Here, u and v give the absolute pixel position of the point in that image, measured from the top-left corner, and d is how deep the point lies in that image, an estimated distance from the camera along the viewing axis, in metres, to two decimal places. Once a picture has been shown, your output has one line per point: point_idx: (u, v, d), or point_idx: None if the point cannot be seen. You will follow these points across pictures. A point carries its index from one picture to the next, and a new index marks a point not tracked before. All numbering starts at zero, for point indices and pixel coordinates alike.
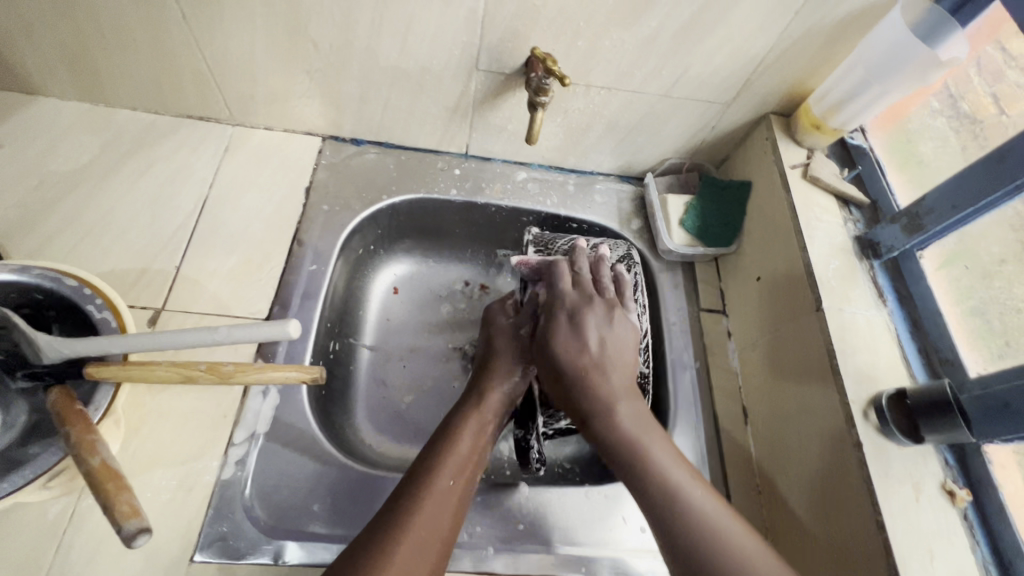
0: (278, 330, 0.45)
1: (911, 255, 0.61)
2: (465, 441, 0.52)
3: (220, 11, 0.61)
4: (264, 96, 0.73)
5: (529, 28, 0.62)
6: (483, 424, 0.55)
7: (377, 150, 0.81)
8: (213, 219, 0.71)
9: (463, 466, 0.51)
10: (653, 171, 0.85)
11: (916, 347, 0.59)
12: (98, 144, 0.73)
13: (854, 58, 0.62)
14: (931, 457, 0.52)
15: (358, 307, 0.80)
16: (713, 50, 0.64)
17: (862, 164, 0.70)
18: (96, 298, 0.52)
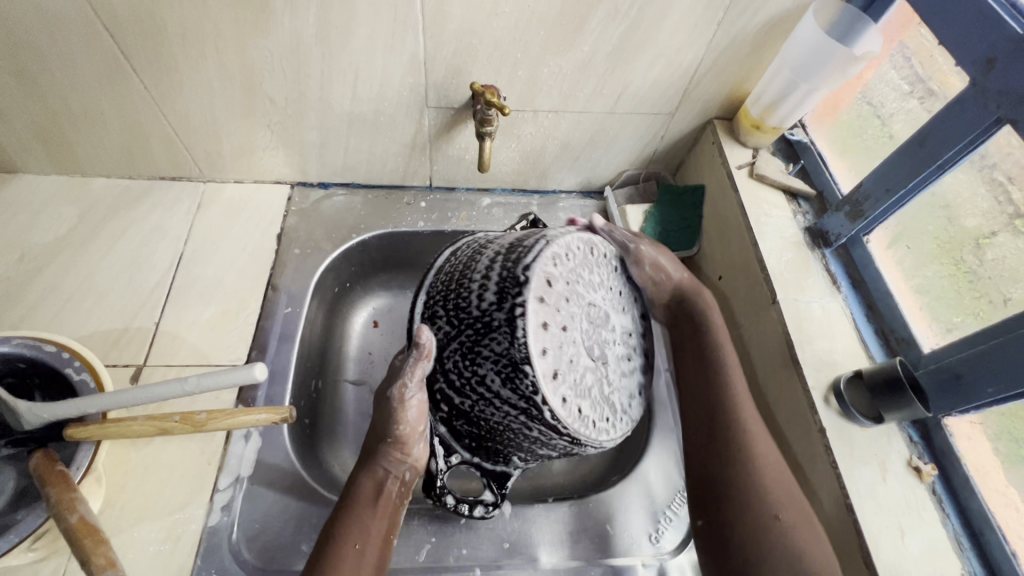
0: (246, 375, 0.47)
1: (859, 240, 0.63)
2: (366, 509, 0.50)
3: (178, 79, 0.65)
4: (229, 151, 0.77)
5: (470, 64, 0.66)
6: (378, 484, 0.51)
7: (345, 191, 0.84)
8: (189, 273, 0.74)
9: (370, 542, 0.48)
10: (613, 184, 0.87)
11: (873, 329, 0.60)
12: (76, 213, 0.76)
13: (780, 60, 0.65)
14: (896, 435, 0.54)
15: (340, 343, 0.82)
16: (647, 66, 0.67)
17: (805, 157, 0.73)
18: (74, 361, 0.54)
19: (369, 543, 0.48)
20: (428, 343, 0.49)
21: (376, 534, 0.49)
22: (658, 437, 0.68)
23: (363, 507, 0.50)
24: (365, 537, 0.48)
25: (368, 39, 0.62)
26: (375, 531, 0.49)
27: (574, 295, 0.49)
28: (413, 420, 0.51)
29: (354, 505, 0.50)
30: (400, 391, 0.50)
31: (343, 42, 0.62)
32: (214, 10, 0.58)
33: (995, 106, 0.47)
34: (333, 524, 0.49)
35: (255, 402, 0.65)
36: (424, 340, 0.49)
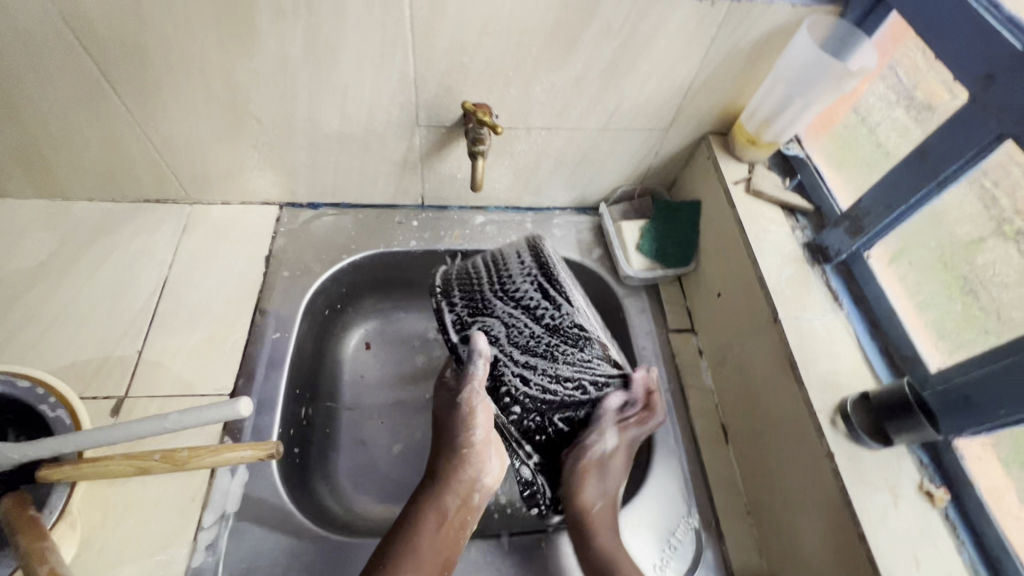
0: (229, 410, 0.45)
1: (860, 256, 0.61)
2: (433, 534, 0.53)
3: (162, 99, 0.64)
4: (216, 173, 0.75)
5: (461, 83, 0.64)
6: (444, 508, 0.55)
7: (334, 212, 0.83)
8: (174, 299, 0.72)
9: (436, 556, 0.52)
10: (607, 201, 0.86)
11: (877, 347, 0.59)
12: (57, 238, 0.74)
13: (775, 75, 0.65)
14: (906, 458, 0.52)
15: (331, 367, 0.80)
16: (641, 82, 0.67)
17: (801, 172, 0.72)
18: (49, 397, 0.52)
19: (430, 564, 0.51)
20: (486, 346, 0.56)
21: (447, 546, 0.53)
22: (660, 462, 0.66)
23: (432, 527, 0.53)
24: (431, 559, 0.52)
25: (357, 58, 0.60)
26: (446, 547, 0.53)
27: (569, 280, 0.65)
28: (483, 430, 0.57)
29: (419, 530, 0.53)
30: (469, 399, 0.57)
31: (331, 62, 0.61)
32: (198, 30, 0.56)
33: (995, 122, 0.46)
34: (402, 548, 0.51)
35: (242, 433, 0.63)
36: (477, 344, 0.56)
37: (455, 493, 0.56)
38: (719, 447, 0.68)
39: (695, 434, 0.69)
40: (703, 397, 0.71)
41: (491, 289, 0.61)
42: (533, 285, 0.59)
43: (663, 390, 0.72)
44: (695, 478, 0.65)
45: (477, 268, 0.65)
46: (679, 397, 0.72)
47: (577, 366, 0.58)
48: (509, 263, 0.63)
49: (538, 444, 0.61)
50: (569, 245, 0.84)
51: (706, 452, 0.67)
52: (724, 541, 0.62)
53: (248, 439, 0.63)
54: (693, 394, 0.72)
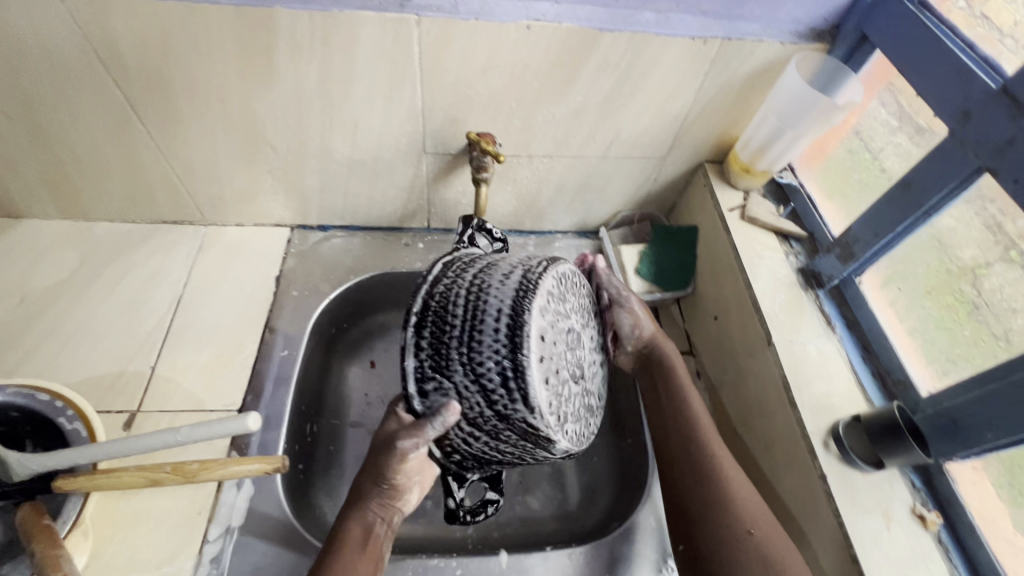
0: (239, 424, 0.47)
1: (851, 281, 0.63)
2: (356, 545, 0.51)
3: (183, 127, 0.67)
4: (231, 196, 0.78)
5: (466, 113, 0.68)
6: (369, 526, 0.53)
7: (343, 234, 0.86)
8: (187, 317, 0.74)
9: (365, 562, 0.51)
10: (607, 225, 0.89)
11: (870, 370, 0.60)
12: (78, 257, 0.77)
13: (767, 108, 0.68)
14: (898, 481, 0.53)
15: (336, 385, 0.81)
16: (638, 113, 0.70)
17: (794, 200, 0.74)
18: (67, 410, 0.54)
19: None
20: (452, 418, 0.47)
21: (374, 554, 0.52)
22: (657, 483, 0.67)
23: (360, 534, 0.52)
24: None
25: (368, 90, 0.64)
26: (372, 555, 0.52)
27: (559, 337, 0.50)
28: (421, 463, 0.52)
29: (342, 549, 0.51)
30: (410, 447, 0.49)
31: (344, 94, 0.64)
32: (220, 65, 0.60)
33: (974, 156, 0.48)
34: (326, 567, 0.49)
35: (248, 448, 0.65)
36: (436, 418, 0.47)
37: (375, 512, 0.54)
38: None
39: None
40: None
41: (459, 344, 0.47)
42: (501, 364, 0.46)
43: None
44: None
45: (455, 294, 0.49)
46: None
47: (520, 449, 0.50)
48: (489, 305, 0.47)
49: (480, 471, 0.57)
50: None
51: None
52: None
53: (253, 454, 0.64)
54: None
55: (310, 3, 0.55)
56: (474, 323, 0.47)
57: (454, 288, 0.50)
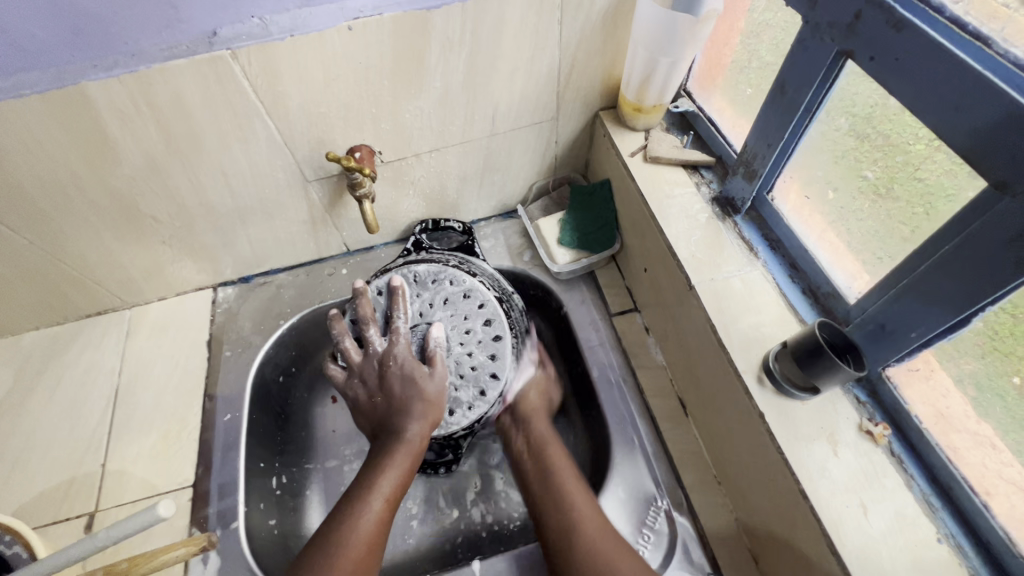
0: (151, 514, 0.46)
1: (764, 199, 0.59)
2: (363, 529, 0.54)
3: (56, 224, 0.65)
4: (140, 274, 0.77)
5: (330, 133, 0.65)
6: (407, 449, 0.59)
7: (267, 280, 0.84)
8: (127, 404, 0.74)
9: (357, 549, 0.52)
10: (527, 201, 0.86)
11: (800, 289, 0.56)
12: (11, 374, 0.77)
13: (633, 42, 0.62)
14: (842, 400, 0.49)
15: (301, 430, 0.81)
16: (507, 81, 0.66)
17: (697, 126, 0.69)
18: (5, 535, 0.54)
19: (392, 474, 0.57)
20: (374, 338, 0.63)
21: (371, 546, 0.53)
22: (622, 454, 0.65)
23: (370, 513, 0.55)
24: (385, 502, 0.56)
25: (219, 137, 0.61)
26: (371, 541, 0.54)
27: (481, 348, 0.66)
28: (421, 430, 0.60)
29: (341, 543, 0.53)
30: (376, 350, 0.62)
31: (196, 146, 0.61)
32: (57, 154, 0.57)
33: (830, 40, 0.43)
34: (379, 451, 0.59)
35: (208, 522, 0.64)
36: (373, 342, 0.63)
37: (404, 445, 0.59)
38: (679, 422, 0.66)
39: (653, 414, 0.68)
40: (656, 375, 0.70)
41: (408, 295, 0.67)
42: (417, 324, 0.66)
43: (616, 379, 0.71)
44: (657, 461, 0.64)
45: (424, 269, 0.69)
46: (632, 381, 0.71)
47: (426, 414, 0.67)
48: (431, 283, 0.68)
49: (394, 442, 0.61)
50: (499, 253, 0.83)
51: (667, 430, 0.66)
52: (698, 514, 0.61)
53: (215, 526, 0.64)
54: (645, 374, 0.70)
55: (115, 69, 0.52)
56: (418, 280, 0.68)
57: (401, 265, 0.70)
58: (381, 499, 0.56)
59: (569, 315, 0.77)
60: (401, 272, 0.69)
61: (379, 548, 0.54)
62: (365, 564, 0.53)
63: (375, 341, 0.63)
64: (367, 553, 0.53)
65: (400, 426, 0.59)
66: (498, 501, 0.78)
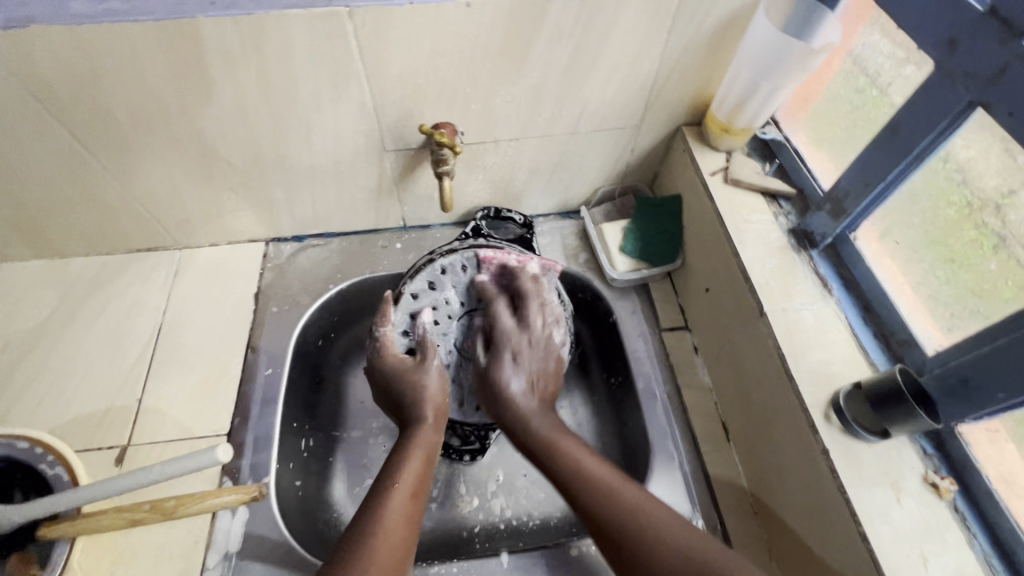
0: (209, 457, 0.46)
1: (846, 238, 0.59)
2: (392, 518, 0.54)
3: (133, 154, 0.65)
4: (200, 217, 0.77)
5: (420, 105, 0.64)
6: (428, 452, 0.62)
7: (320, 242, 0.84)
8: (169, 345, 0.73)
9: (388, 537, 0.52)
10: (589, 204, 0.85)
11: (872, 332, 0.56)
12: (56, 296, 0.77)
13: (738, 61, 0.62)
14: (908, 448, 0.49)
15: (332, 397, 0.80)
16: (602, 83, 0.65)
17: (780, 155, 0.69)
18: (47, 455, 0.54)
19: (416, 472, 0.59)
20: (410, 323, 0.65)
21: (402, 539, 0.53)
22: (660, 468, 0.65)
23: (396, 507, 0.55)
24: (410, 495, 0.57)
25: (313, 93, 0.61)
26: (401, 532, 0.53)
27: None
28: (435, 427, 0.64)
29: (368, 531, 0.52)
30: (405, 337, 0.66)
31: (288, 99, 0.61)
32: (154, 85, 0.57)
33: (964, 90, 0.43)
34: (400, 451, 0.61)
35: (240, 473, 0.64)
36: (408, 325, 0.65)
37: (424, 440, 0.62)
38: (719, 446, 0.66)
39: (694, 435, 0.67)
40: (701, 397, 0.70)
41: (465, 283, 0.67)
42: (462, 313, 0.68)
43: (659, 393, 0.70)
44: (695, 482, 0.64)
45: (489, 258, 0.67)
46: (676, 399, 0.70)
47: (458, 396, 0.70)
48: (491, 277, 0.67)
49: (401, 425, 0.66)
50: (555, 252, 0.83)
51: (707, 452, 0.66)
52: (731, 540, 0.60)
53: (246, 478, 0.64)
54: (690, 394, 0.70)
55: (232, 9, 0.52)
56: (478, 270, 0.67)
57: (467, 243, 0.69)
58: (408, 492, 0.57)
59: (618, 323, 0.77)
60: (466, 252, 0.67)
61: (409, 544, 0.53)
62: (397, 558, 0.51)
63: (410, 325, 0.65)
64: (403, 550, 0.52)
65: (417, 419, 0.63)
66: (520, 498, 0.77)
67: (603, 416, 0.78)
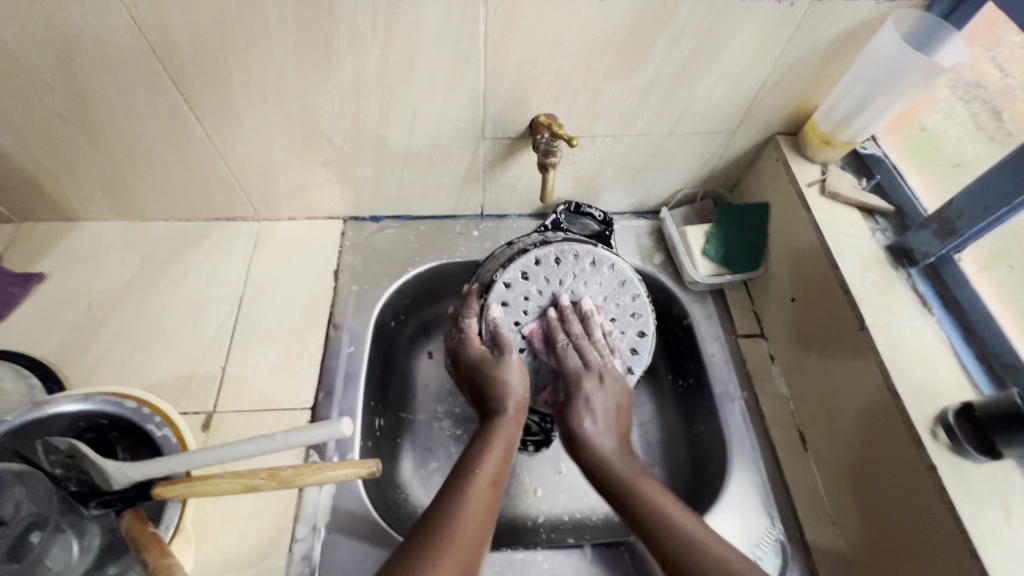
0: (332, 430, 0.45)
1: (949, 259, 0.60)
2: (474, 504, 0.52)
3: (239, 123, 0.65)
4: (286, 191, 0.77)
5: (530, 95, 0.64)
6: (508, 444, 0.60)
7: (396, 224, 0.84)
8: (251, 315, 0.74)
9: (467, 522, 0.50)
10: (667, 205, 0.85)
11: (973, 353, 0.57)
12: (138, 259, 0.77)
13: (854, 73, 0.63)
14: (1014, 470, 0.50)
15: (400, 378, 0.81)
16: (711, 86, 0.65)
17: (879, 171, 0.70)
18: (154, 416, 0.55)
19: (496, 461, 0.57)
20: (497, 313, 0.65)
21: (483, 525, 0.51)
22: (740, 472, 0.66)
23: (477, 492, 0.53)
24: (490, 483, 0.55)
25: (429, 75, 0.61)
26: (482, 519, 0.52)
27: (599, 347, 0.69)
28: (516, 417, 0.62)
29: (452, 516, 0.50)
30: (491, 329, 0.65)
31: (404, 79, 0.61)
32: (278, 56, 0.57)
33: None
34: (480, 437, 0.60)
35: (325, 447, 0.65)
36: (495, 314, 0.65)
37: (505, 430, 0.60)
38: (797, 455, 0.67)
39: (773, 442, 0.68)
40: (778, 404, 0.70)
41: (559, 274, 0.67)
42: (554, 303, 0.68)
43: (736, 398, 0.71)
44: (774, 488, 0.65)
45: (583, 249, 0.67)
46: (754, 406, 0.70)
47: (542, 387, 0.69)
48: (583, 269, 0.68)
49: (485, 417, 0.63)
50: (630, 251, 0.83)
51: (786, 460, 0.66)
52: (811, 548, 0.61)
53: (332, 452, 0.65)
54: (768, 402, 0.70)
55: None
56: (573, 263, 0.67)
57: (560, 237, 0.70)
58: (488, 480, 0.55)
59: (694, 326, 0.77)
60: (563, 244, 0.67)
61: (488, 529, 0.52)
62: (476, 543, 0.49)
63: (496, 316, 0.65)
64: (483, 534, 0.51)
65: (498, 410, 0.61)
66: (582, 492, 0.78)
67: (670, 417, 0.78)
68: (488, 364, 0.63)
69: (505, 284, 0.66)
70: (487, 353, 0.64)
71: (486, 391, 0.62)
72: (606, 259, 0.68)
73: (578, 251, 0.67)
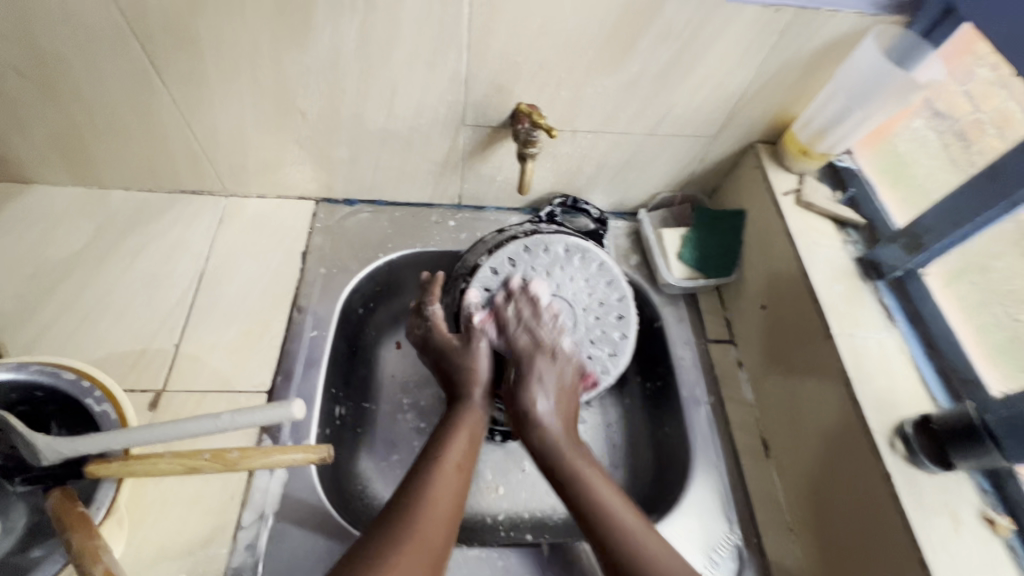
0: (281, 412, 0.43)
1: (915, 273, 0.61)
2: (441, 491, 0.52)
3: (208, 91, 0.62)
4: (255, 166, 0.74)
5: (512, 83, 0.63)
6: (473, 429, 0.59)
7: (370, 209, 0.81)
8: (210, 293, 0.71)
9: (433, 507, 0.50)
10: (646, 207, 0.85)
11: (933, 367, 0.58)
12: (93, 228, 0.73)
13: (834, 85, 0.64)
14: (966, 483, 0.51)
15: (365, 367, 0.78)
16: (694, 89, 0.65)
17: (853, 185, 0.71)
18: (94, 391, 0.51)
19: (462, 446, 0.57)
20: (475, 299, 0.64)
21: (449, 512, 0.51)
22: (702, 475, 0.65)
23: (442, 479, 0.53)
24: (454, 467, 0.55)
25: (409, 55, 0.59)
26: (450, 508, 0.51)
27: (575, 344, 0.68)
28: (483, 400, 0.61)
29: (417, 502, 0.50)
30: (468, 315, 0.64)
31: (383, 57, 0.59)
32: (251, 22, 0.55)
33: None
34: (449, 421, 0.59)
35: (280, 433, 0.62)
36: (472, 301, 0.64)
37: (472, 414, 0.59)
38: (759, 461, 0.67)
39: (735, 447, 0.68)
40: (744, 410, 0.70)
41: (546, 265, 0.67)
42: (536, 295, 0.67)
43: (702, 401, 0.71)
44: (734, 493, 0.65)
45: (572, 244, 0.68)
46: (719, 410, 0.70)
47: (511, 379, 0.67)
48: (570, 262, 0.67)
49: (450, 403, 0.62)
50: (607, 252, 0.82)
51: (747, 465, 0.66)
52: (767, 554, 0.61)
53: (287, 438, 0.62)
54: (734, 407, 0.70)
55: None
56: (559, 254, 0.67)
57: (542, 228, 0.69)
58: (453, 466, 0.54)
59: (664, 329, 0.76)
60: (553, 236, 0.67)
61: (457, 518, 0.51)
62: (442, 530, 0.49)
63: (473, 303, 0.64)
64: (451, 520, 0.50)
65: (465, 394, 0.60)
66: (545, 491, 0.77)
67: (637, 418, 0.78)
68: (457, 351, 0.61)
69: (489, 270, 0.65)
70: (456, 340, 0.62)
71: (453, 376, 0.61)
72: (594, 256, 0.68)
73: (567, 245, 0.67)
